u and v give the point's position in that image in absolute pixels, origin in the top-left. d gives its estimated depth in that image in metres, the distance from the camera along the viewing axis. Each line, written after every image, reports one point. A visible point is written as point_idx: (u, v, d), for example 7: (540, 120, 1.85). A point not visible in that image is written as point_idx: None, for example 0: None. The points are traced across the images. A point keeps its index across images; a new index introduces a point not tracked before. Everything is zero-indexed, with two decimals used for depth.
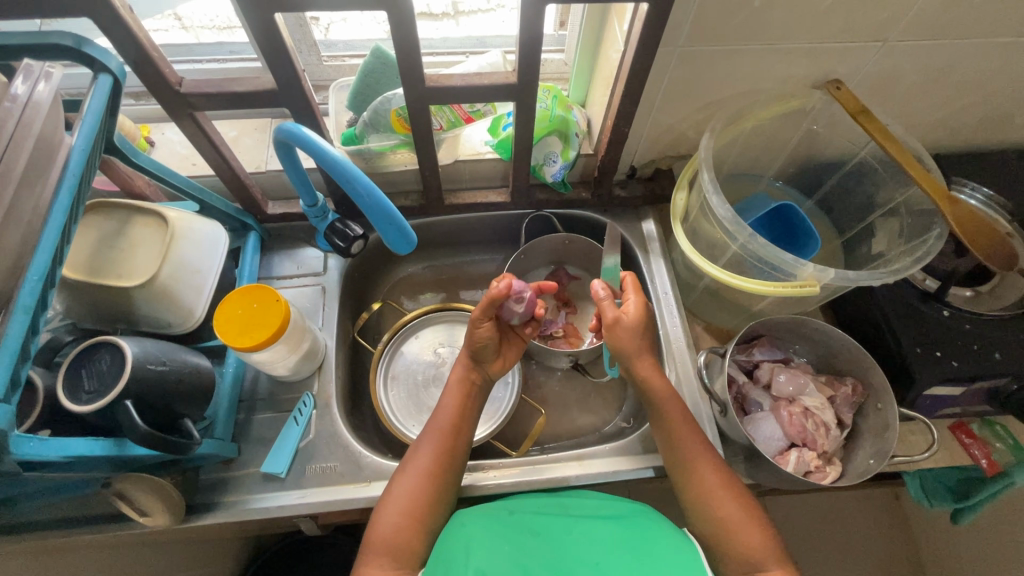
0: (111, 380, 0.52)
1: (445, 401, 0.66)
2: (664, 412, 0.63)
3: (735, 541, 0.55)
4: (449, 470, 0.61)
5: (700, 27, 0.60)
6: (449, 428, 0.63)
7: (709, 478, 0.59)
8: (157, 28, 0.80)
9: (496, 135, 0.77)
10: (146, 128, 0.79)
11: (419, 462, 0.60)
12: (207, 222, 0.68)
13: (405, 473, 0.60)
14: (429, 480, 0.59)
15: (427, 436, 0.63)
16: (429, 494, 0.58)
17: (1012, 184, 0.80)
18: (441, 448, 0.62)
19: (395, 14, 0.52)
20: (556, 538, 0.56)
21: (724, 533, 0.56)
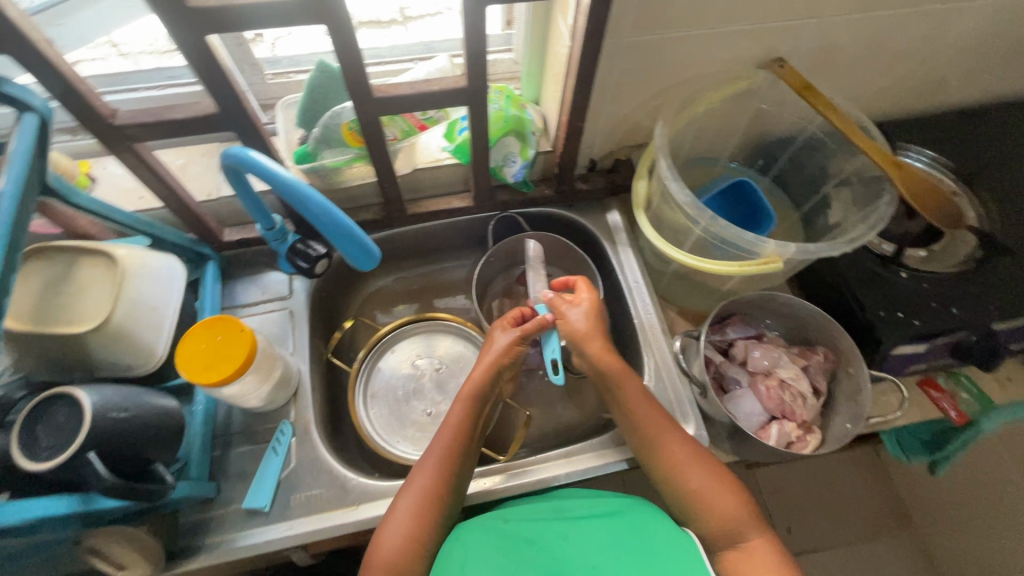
0: (69, 434, 0.49)
1: (452, 416, 0.63)
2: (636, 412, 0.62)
3: (720, 515, 0.56)
4: (453, 490, 0.59)
5: (643, 17, 0.61)
6: (458, 446, 0.61)
7: (691, 470, 0.58)
8: (91, 58, 0.75)
9: (453, 140, 0.76)
10: (85, 164, 0.75)
11: (423, 483, 0.58)
12: (161, 256, 0.65)
13: (407, 496, 0.58)
14: (433, 502, 0.57)
15: (432, 455, 0.60)
16: (432, 519, 0.57)
17: (953, 145, 0.83)
18: (447, 469, 0.59)
19: (333, 27, 0.50)
20: (553, 547, 0.57)
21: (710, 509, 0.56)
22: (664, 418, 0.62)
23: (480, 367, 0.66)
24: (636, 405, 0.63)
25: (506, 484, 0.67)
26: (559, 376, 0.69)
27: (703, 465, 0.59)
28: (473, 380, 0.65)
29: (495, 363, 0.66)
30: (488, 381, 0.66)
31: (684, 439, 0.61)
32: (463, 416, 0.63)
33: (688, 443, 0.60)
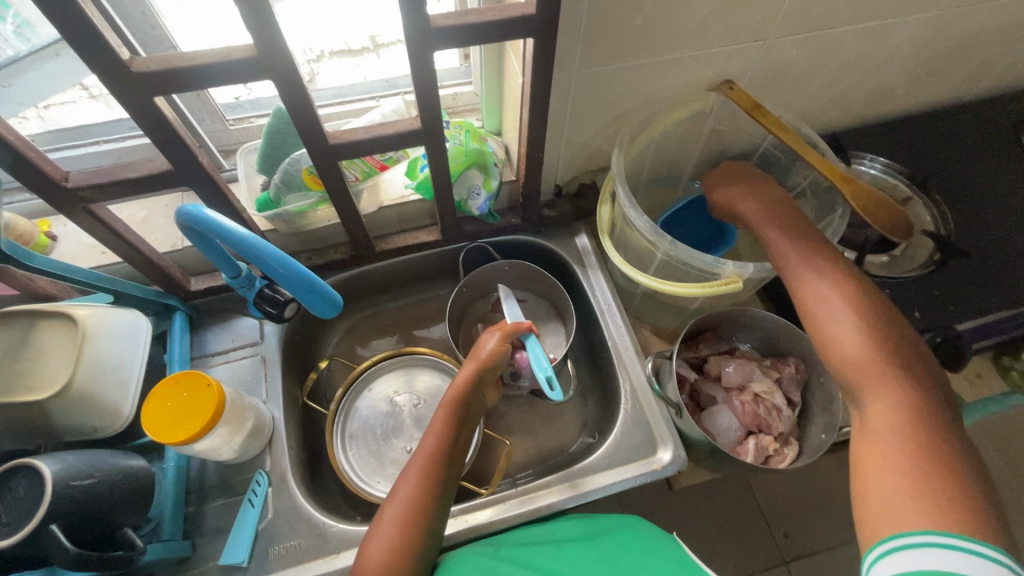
0: (30, 507, 0.47)
1: (435, 421, 0.61)
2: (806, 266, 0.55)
3: (850, 374, 0.48)
4: (439, 501, 0.56)
5: (590, 50, 0.62)
6: (443, 450, 0.59)
7: (848, 327, 0.49)
8: (64, 100, 0.75)
9: (415, 177, 0.77)
10: (44, 223, 0.75)
11: (407, 490, 0.55)
12: (124, 312, 0.64)
13: (389, 508, 0.55)
14: (422, 505, 0.55)
15: (415, 463, 0.58)
16: (417, 527, 0.54)
17: (906, 152, 0.86)
18: (430, 477, 0.57)
19: (282, 82, 0.51)
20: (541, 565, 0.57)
21: (838, 361, 0.49)
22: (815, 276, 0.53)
23: (465, 370, 0.65)
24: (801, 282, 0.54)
25: (491, 516, 0.67)
26: (559, 392, 0.68)
27: (871, 335, 0.48)
28: (456, 385, 0.63)
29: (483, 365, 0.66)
30: (472, 387, 0.64)
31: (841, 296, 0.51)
32: (450, 420, 0.61)
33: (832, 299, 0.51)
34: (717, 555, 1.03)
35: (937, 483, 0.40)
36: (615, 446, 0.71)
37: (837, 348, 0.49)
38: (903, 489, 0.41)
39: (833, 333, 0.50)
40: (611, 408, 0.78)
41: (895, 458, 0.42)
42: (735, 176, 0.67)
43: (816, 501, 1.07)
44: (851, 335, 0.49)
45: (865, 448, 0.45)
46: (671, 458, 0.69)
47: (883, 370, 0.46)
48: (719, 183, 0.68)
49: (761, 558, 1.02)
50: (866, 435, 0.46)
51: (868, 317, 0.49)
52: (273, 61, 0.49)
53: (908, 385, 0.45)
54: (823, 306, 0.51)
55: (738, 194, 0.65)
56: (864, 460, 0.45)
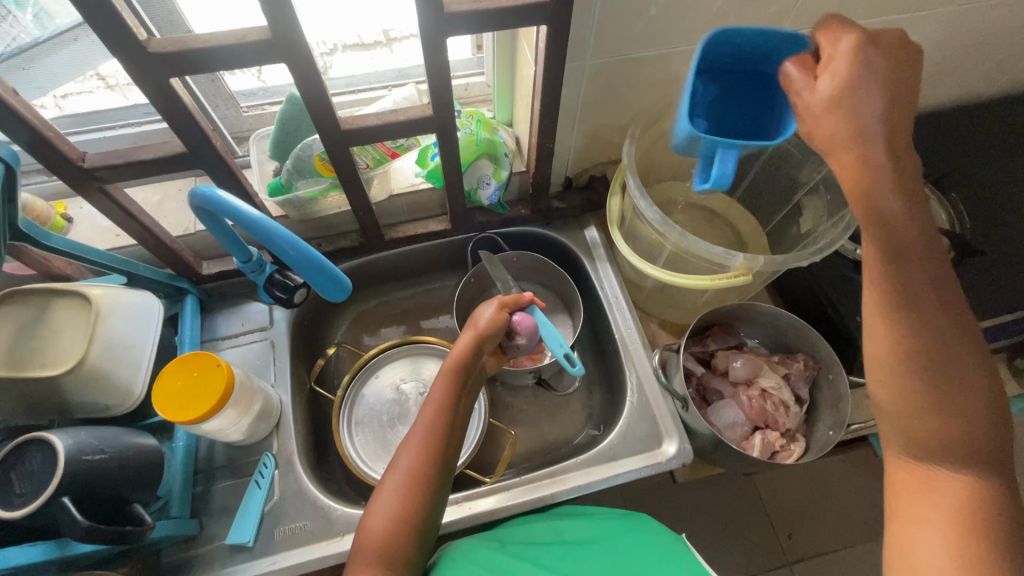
0: (42, 479, 0.48)
1: (435, 392, 0.61)
2: (924, 287, 0.41)
3: (931, 436, 0.41)
4: (440, 470, 0.56)
5: (604, 40, 0.62)
6: (441, 423, 0.58)
7: (953, 389, 0.40)
8: (80, 90, 0.76)
9: (426, 165, 0.78)
10: (61, 205, 0.76)
11: (408, 462, 0.55)
12: (136, 293, 0.65)
13: (391, 475, 0.55)
14: (422, 477, 0.55)
15: (417, 433, 0.58)
16: (416, 499, 0.54)
17: (923, 149, 0.85)
18: (430, 448, 0.57)
19: (296, 66, 0.52)
20: (551, 566, 0.56)
21: (923, 415, 0.41)
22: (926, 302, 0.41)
23: (462, 341, 0.64)
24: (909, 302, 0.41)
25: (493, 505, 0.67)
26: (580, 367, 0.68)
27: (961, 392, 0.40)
28: (454, 355, 0.62)
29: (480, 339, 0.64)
30: (470, 356, 0.63)
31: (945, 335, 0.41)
32: (446, 390, 0.60)
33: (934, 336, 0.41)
34: (720, 552, 1.02)
35: (994, 566, 0.36)
36: (619, 438, 0.71)
37: (927, 402, 0.41)
38: (954, 556, 0.37)
39: (933, 385, 0.41)
40: (617, 400, 0.78)
41: (950, 527, 0.38)
42: (862, 93, 0.41)
43: (821, 502, 1.06)
44: (952, 397, 0.40)
45: (915, 504, 0.40)
46: (676, 451, 0.69)
47: (959, 436, 0.40)
48: (831, 100, 0.42)
49: (764, 557, 1.02)
50: (918, 492, 0.41)
51: (969, 378, 0.41)
52: (288, 45, 0.49)
53: (993, 463, 0.39)
54: (934, 353, 0.41)
55: (858, 136, 0.42)
56: (913, 516, 0.40)
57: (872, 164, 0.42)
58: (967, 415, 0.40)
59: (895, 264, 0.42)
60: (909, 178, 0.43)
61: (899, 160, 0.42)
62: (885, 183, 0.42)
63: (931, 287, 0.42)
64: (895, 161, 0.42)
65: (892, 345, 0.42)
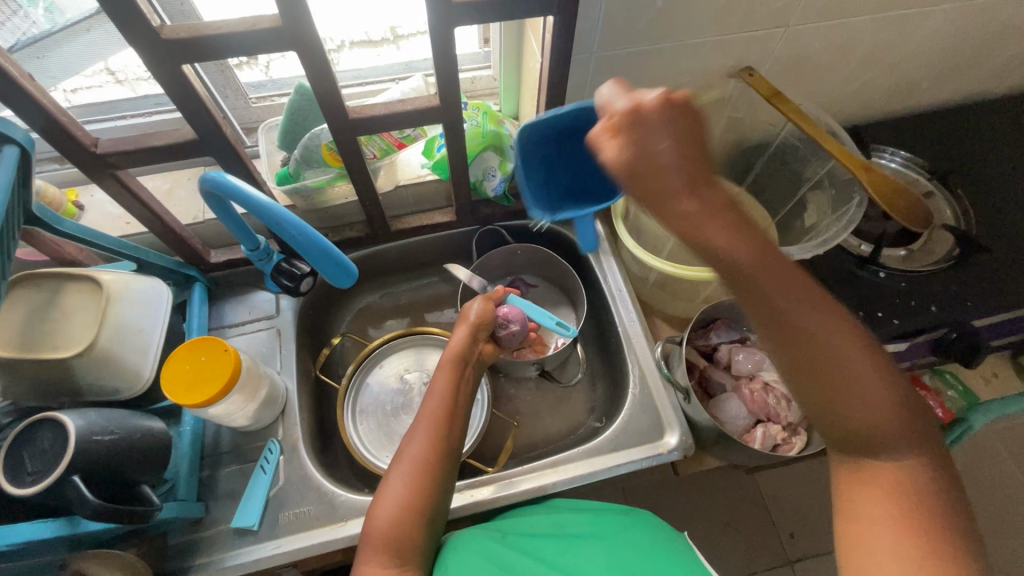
0: (54, 458, 0.49)
1: (438, 383, 0.63)
2: (789, 289, 0.42)
3: (854, 430, 0.41)
4: (446, 457, 0.58)
5: (610, 32, 0.63)
6: (444, 411, 0.60)
7: (857, 377, 0.41)
8: (88, 84, 0.77)
9: (432, 157, 0.79)
10: (73, 193, 0.77)
11: (415, 450, 0.56)
12: (145, 279, 0.66)
13: (399, 463, 0.56)
14: (429, 463, 0.56)
15: (422, 421, 0.59)
16: (425, 485, 0.55)
17: (928, 146, 0.84)
18: (436, 434, 0.58)
19: (306, 56, 0.52)
20: (551, 560, 0.56)
21: (836, 411, 0.42)
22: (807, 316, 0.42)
23: (458, 333, 0.67)
24: (792, 330, 0.42)
25: (495, 493, 0.67)
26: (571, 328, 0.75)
27: (871, 390, 0.41)
28: (454, 344, 0.66)
29: (473, 326, 0.68)
30: (467, 347, 0.67)
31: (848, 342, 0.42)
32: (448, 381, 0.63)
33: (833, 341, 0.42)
34: (721, 547, 1.03)
35: (941, 545, 0.37)
36: (621, 429, 0.72)
37: (834, 398, 0.42)
38: (903, 549, 0.37)
39: (837, 379, 0.41)
40: (619, 392, 0.79)
41: (893, 517, 0.39)
42: (646, 139, 0.40)
43: (823, 499, 1.06)
44: (857, 387, 0.41)
45: (857, 500, 0.41)
46: (677, 443, 0.69)
47: (892, 428, 0.41)
48: (641, 138, 0.40)
49: (764, 553, 1.02)
50: (858, 488, 0.41)
51: (869, 362, 0.42)
52: (299, 33, 0.50)
53: (911, 443, 0.41)
54: (828, 350, 0.41)
55: (663, 177, 0.40)
56: (858, 509, 0.40)
57: (666, 199, 0.40)
58: (879, 401, 0.41)
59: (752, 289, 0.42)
60: (719, 207, 0.40)
61: (703, 190, 0.40)
62: (698, 219, 0.40)
63: (799, 284, 0.42)
64: (701, 197, 0.40)
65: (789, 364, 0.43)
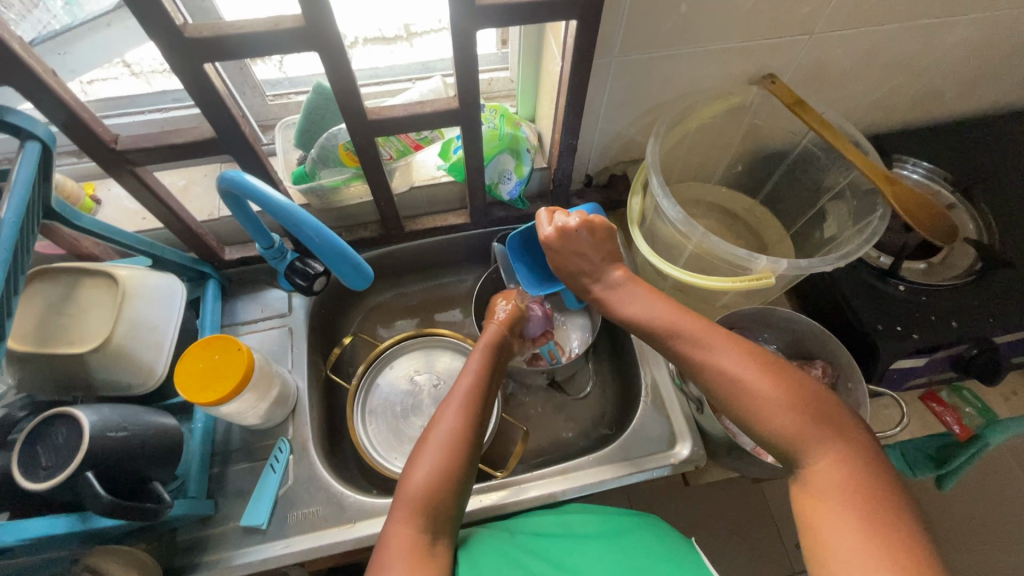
0: (68, 453, 0.49)
1: (471, 364, 0.63)
2: (689, 332, 0.54)
3: (776, 437, 0.48)
4: (475, 435, 0.57)
5: (632, 37, 0.62)
6: (478, 390, 0.60)
7: (761, 386, 0.49)
8: (106, 77, 0.78)
9: (449, 158, 0.78)
10: (90, 186, 0.78)
11: (447, 427, 0.56)
12: (161, 275, 0.66)
13: (431, 436, 0.56)
14: (462, 438, 0.56)
15: (455, 399, 0.59)
16: (457, 459, 0.55)
17: (952, 157, 0.83)
18: (467, 412, 0.58)
19: (327, 56, 0.52)
20: (559, 560, 0.56)
21: (757, 421, 0.49)
22: (716, 343, 0.52)
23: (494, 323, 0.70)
24: (702, 358, 0.52)
25: (505, 498, 0.67)
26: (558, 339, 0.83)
27: (781, 396, 0.48)
28: (490, 333, 0.68)
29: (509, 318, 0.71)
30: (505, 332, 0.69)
31: (749, 359, 0.50)
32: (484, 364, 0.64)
33: (736, 359, 0.51)
34: (726, 558, 1.02)
35: (891, 533, 0.40)
36: (633, 438, 0.71)
37: (750, 412, 0.49)
38: (852, 539, 0.41)
39: (744, 394, 0.49)
40: (631, 401, 0.78)
41: (840, 508, 0.43)
42: (575, 245, 0.61)
43: None
44: (759, 397, 0.48)
45: (807, 503, 0.45)
46: (689, 453, 0.68)
47: (815, 429, 0.47)
48: (567, 244, 0.61)
49: (771, 567, 1.01)
50: (802, 491, 0.46)
51: (772, 371, 0.49)
52: (320, 33, 0.50)
53: (828, 435, 0.46)
54: (731, 371, 0.50)
55: (580, 273, 0.62)
56: (809, 509, 0.45)
57: (585, 286, 0.63)
58: (784, 404, 0.48)
59: (666, 336, 0.55)
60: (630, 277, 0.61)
61: (606, 274, 0.62)
62: (609, 297, 0.61)
63: (688, 327, 0.54)
64: (606, 282, 0.62)
65: (713, 390, 0.51)
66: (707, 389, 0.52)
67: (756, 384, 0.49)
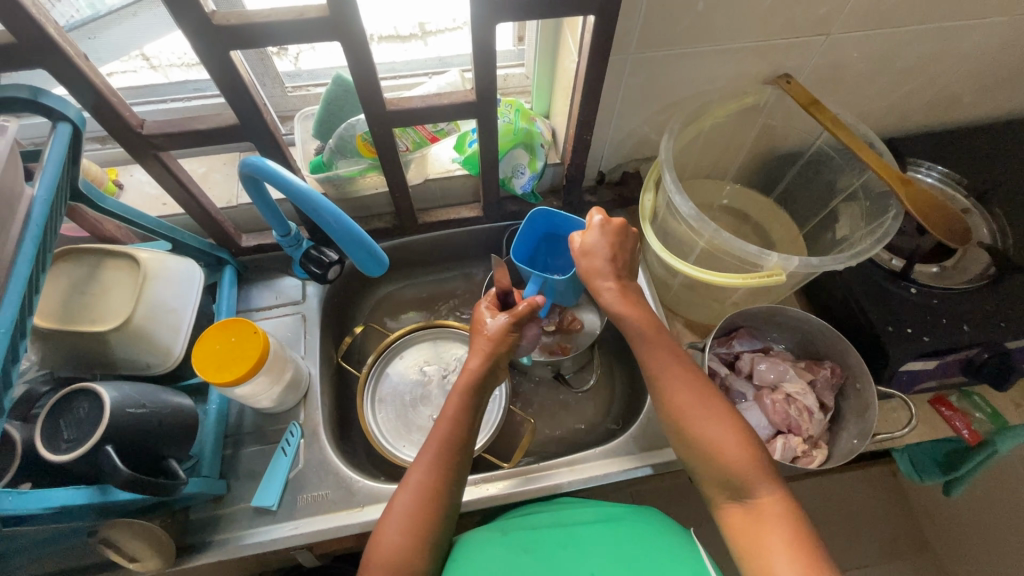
0: (89, 427, 0.51)
1: (449, 407, 0.59)
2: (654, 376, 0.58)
3: (724, 478, 0.52)
4: (452, 486, 0.55)
5: (649, 34, 0.62)
6: (454, 438, 0.57)
7: (711, 431, 0.53)
8: (123, 71, 0.79)
9: (463, 152, 0.80)
10: (114, 172, 0.80)
11: (422, 478, 0.54)
12: (180, 259, 0.68)
13: (406, 486, 0.54)
14: (435, 490, 0.54)
15: (429, 446, 0.57)
16: (431, 511, 0.53)
17: (968, 162, 0.82)
18: (444, 463, 0.55)
19: (349, 44, 0.53)
20: (553, 556, 0.56)
21: (707, 464, 0.53)
22: (682, 372, 0.57)
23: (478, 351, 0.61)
24: (666, 383, 0.57)
25: (509, 489, 0.67)
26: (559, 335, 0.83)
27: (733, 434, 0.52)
28: (471, 369, 0.59)
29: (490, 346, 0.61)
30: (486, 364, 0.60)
31: (702, 393, 0.55)
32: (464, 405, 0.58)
33: (694, 392, 0.55)
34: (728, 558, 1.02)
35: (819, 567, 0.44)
36: (639, 432, 0.72)
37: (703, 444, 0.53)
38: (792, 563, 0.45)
39: (697, 431, 0.54)
40: (640, 397, 0.78)
41: (775, 536, 0.47)
42: (617, 241, 0.62)
43: (835, 519, 1.05)
44: (713, 433, 0.53)
45: (750, 532, 0.49)
46: None
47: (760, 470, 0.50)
48: (610, 235, 0.62)
49: None
50: (745, 522, 0.49)
51: (721, 416, 0.54)
52: (343, 22, 0.50)
53: (770, 477, 0.50)
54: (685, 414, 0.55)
55: (603, 265, 0.61)
56: (749, 536, 0.48)
57: (602, 276, 0.61)
58: (737, 444, 0.52)
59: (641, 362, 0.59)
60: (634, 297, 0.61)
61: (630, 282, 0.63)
62: (614, 302, 0.60)
63: (653, 354, 0.58)
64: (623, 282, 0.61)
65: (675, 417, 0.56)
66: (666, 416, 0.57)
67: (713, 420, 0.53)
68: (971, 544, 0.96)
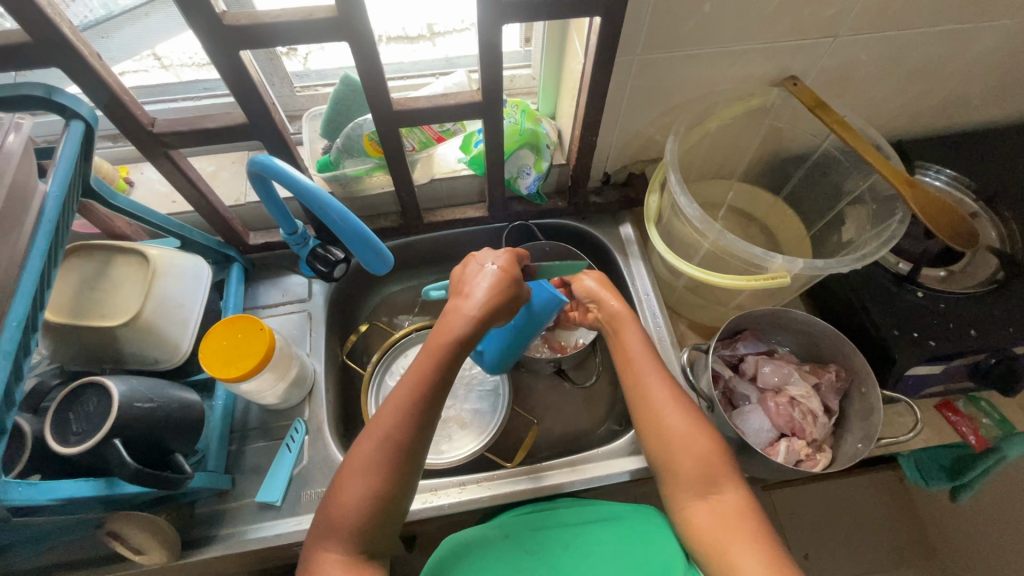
0: (99, 420, 0.52)
1: (419, 363, 0.55)
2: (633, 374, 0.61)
3: (691, 476, 0.54)
4: (414, 446, 0.53)
5: (655, 36, 0.63)
6: (422, 397, 0.54)
7: (677, 427, 0.56)
8: (136, 70, 0.80)
9: (469, 152, 0.81)
10: (125, 169, 0.81)
11: (381, 435, 0.52)
12: (189, 257, 0.69)
13: (364, 442, 0.53)
14: (394, 449, 0.52)
15: (393, 402, 0.54)
16: (390, 472, 0.52)
17: (978, 165, 0.81)
18: (407, 423, 0.53)
19: (357, 45, 0.53)
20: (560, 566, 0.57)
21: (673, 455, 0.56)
22: (657, 370, 0.60)
23: (477, 293, 0.57)
24: (642, 380, 0.60)
25: (511, 488, 0.67)
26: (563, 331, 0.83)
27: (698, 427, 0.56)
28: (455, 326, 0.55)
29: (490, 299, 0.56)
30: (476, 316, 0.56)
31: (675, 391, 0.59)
32: (437, 362, 0.54)
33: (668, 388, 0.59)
34: None
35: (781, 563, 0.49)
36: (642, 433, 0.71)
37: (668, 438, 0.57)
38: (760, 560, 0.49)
39: (666, 429, 0.57)
40: None
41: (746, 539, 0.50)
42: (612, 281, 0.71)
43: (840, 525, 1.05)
44: (680, 430, 0.56)
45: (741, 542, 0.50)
46: None
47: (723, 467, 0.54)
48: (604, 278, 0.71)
49: None
50: (727, 524, 0.51)
51: (688, 412, 0.57)
52: (352, 23, 0.51)
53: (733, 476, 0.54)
54: (649, 410, 0.59)
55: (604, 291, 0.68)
56: (718, 536, 0.51)
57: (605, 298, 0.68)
58: (702, 441, 0.55)
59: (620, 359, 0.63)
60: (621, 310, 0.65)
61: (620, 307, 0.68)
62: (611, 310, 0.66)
63: (637, 350, 0.62)
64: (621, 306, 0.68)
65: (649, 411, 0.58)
66: (638, 410, 0.60)
67: (681, 415, 0.57)
68: (979, 552, 0.95)
